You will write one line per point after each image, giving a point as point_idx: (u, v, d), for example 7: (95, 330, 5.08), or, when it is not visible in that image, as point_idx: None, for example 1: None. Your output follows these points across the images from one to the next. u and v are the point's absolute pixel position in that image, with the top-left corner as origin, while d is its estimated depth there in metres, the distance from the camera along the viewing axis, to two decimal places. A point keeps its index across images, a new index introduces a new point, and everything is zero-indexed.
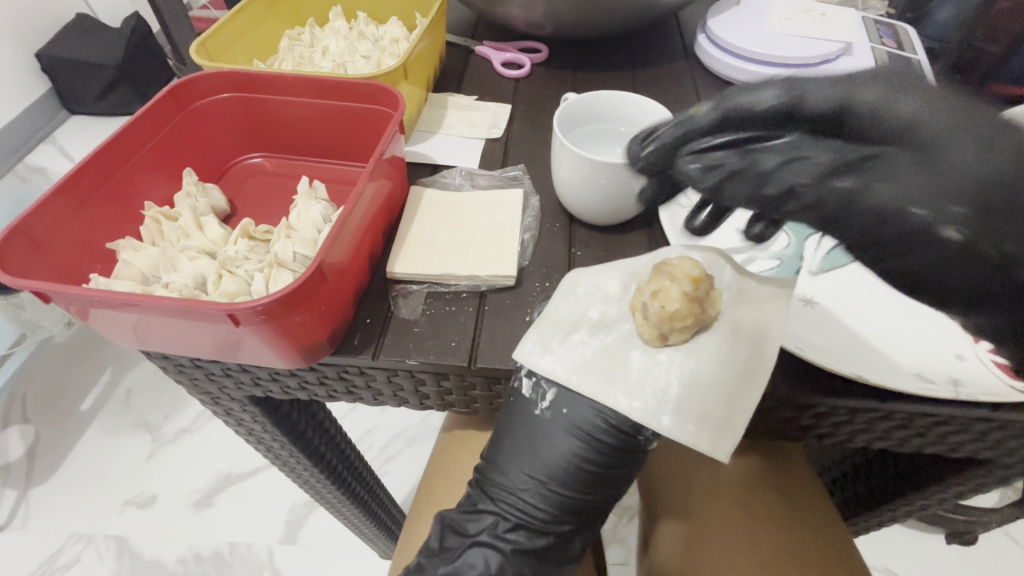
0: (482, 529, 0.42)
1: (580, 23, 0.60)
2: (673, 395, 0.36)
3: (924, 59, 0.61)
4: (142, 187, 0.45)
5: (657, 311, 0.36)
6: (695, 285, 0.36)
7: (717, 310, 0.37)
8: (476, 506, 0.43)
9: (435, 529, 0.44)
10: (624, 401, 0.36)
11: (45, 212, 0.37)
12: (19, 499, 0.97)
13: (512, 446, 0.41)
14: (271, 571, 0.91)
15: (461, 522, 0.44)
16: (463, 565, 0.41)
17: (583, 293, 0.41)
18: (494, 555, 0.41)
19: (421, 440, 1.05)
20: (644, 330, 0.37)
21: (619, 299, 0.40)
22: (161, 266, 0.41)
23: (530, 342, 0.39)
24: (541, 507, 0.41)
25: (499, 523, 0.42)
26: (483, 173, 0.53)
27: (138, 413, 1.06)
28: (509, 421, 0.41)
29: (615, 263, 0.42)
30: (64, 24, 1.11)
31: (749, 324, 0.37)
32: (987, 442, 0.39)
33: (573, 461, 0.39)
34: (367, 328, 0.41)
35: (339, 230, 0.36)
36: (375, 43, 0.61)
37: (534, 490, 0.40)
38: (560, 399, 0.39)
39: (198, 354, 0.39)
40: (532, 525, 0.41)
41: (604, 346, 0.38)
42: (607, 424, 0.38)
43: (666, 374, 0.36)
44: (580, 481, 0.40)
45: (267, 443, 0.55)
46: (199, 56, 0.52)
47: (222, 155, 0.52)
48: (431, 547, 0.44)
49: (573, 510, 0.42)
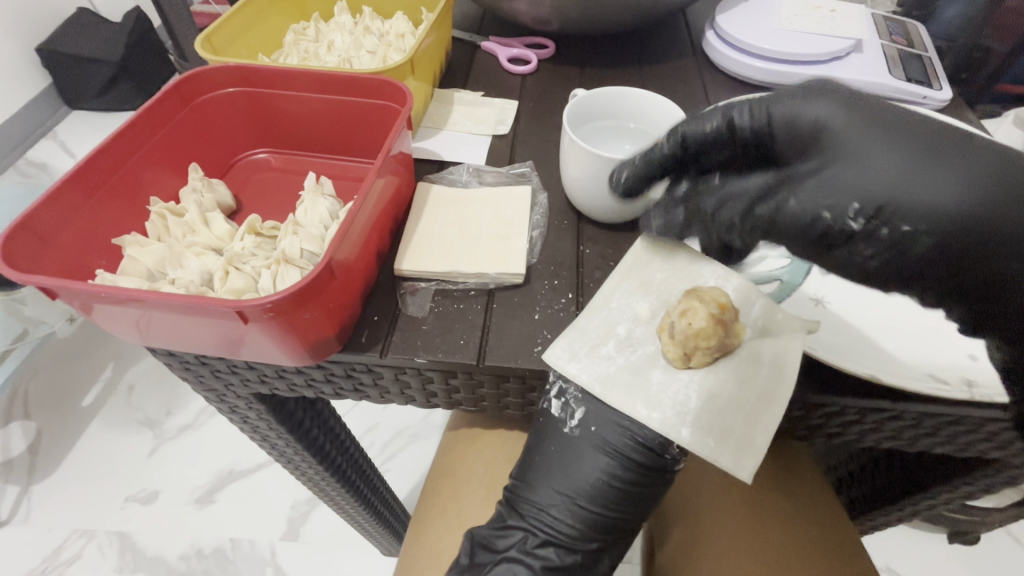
0: (511, 544, 0.43)
1: (587, 19, 0.60)
2: (692, 408, 0.36)
3: (934, 57, 0.61)
4: (148, 181, 0.45)
5: (683, 329, 0.36)
6: (721, 311, 0.36)
7: (740, 341, 0.37)
8: (506, 522, 0.44)
9: (466, 546, 0.45)
10: (643, 411, 0.36)
11: (51, 207, 0.37)
12: (21, 495, 0.97)
13: (542, 464, 0.41)
14: (273, 568, 0.91)
15: (490, 539, 0.44)
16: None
17: (615, 307, 0.41)
18: (523, 571, 0.41)
19: (423, 438, 1.05)
20: (669, 350, 0.37)
21: (648, 322, 0.40)
22: (167, 262, 0.40)
23: (558, 348, 0.38)
24: (570, 523, 0.41)
25: (528, 538, 0.42)
26: (490, 170, 0.53)
27: (140, 410, 1.06)
28: (540, 440, 0.41)
29: (647, 285, 0.42)
30: (63, 17, 1.10)
31: (770, 352, 0.37)
32: (996, 442, 0.39)
33: (602, 478, 0.39)
34: (375, 326, 0.41)
35: (347, 227, 0.36)
36: (380, 38, 0.61)
37: (563, 507, 0.41)
38: (588, 417, 0.39)
39: (205, 351, 0.39)
40: (560, 541, 0.41)
41: (628, 363, 0.38)
42: (635, 441, 0.38)
43: (685, 390, 0.37)
44: (610, 498, 0.40)
45: (272, 441, 0.54)
46: (204, 50, 0.51)
47: (227, 150, 0.52)
48: (462, 564, 0.44)
49: (603, 527, 0.41)
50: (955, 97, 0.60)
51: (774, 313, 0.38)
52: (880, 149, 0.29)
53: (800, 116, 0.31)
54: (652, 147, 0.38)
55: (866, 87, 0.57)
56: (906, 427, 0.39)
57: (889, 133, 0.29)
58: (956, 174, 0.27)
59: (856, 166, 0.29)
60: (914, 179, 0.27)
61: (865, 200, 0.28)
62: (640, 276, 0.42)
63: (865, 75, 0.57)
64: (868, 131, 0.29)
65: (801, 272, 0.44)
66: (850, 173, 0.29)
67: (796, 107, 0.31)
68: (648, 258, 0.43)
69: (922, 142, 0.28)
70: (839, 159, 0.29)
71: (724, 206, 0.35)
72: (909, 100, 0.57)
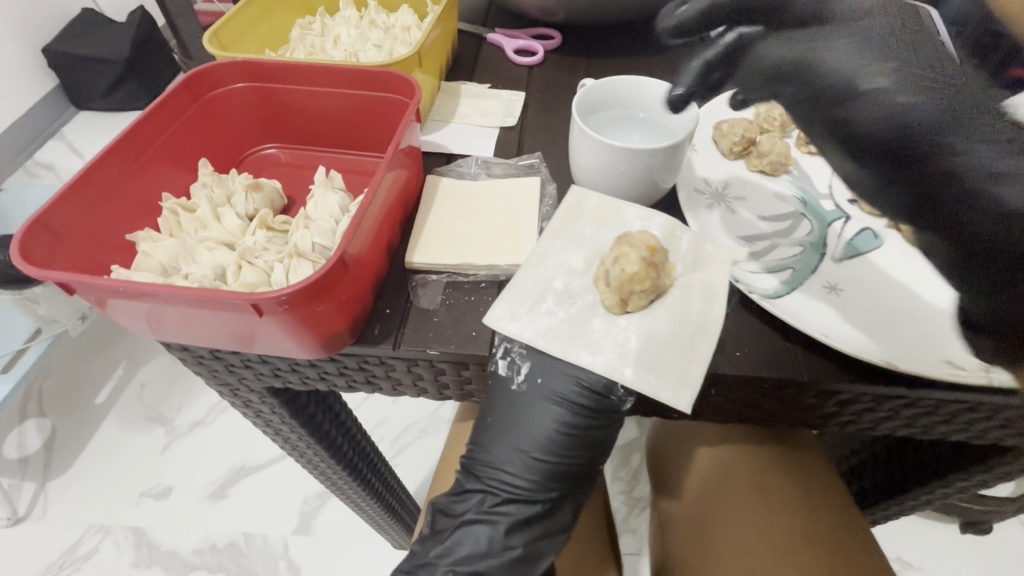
0: (469, 506, 0.43)
1: (593, 9, 0.59)
2: (632, 348, 0.38)
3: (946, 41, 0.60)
4: (160, 179, 0.45)
5: (617, 275, 0.38)
6: (651, 253, 0.39)
7: (673, 281, 0.40)
8: (463, 487, 0.44)
9: (428, 515, 0.45)
10: (586, 356, 0.38)
11: (66, 204, 0.37)
12: (37, 491, 0.98)
13: (495, 425, 0.41)
14: (286, 561, 0.92)
15: (449, 505, 0.44)
16: (453, 544, 0.42)
17: (549, 264, 0.42)
18: (484, 530, 0.42)
19: (432, 432, 1.05)
20: (606, 297, 0.39)
21: (583, 273, 0.41)
22: (180, 258, 0.41)
23: (498, 309, 0.39)
24: (525, 478, 0.41)
25: (485, 499, 0.42)
26: (498, 162, 0.52)
27: (152, 407, 1.07)
28: (487, 402, 0.41)
29: (579, 239, 0.43)
30: (70, 19, 1.10)
31: (698, 285, 0.40)
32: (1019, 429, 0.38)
33: (552, 428, 0.40)
34: (387, 319, 0.41)
35: (359, 219, 0.36)
36: (386, 32, 0.61)
37: (518, 462, 0.41)
38: (534, 370, 0.39)
39: (222, 345, 0.39)
40: (518, 496, 0.41)
41: (568, 316, 0.39)
42: (580, 388, 0.38)
43: (624, 332, 0.39)
44: (564, 448, 0.40)
45: (285, 435, 0.55)
46: (210, 45, 0.52)
47: (237, 145, 0.52)
48: (423, 533, 0.45)
49: (559, 476, 0.41)
50: None
51: (702, 246, 0.42)
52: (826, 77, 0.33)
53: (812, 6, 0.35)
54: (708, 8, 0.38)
55: None
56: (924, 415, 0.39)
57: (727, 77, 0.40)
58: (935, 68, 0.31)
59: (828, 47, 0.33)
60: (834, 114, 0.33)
61: (827, 91, 0.33)
62: (572, 233, 0.43)
63: None
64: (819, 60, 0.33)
65: (815, 259, 0.43)
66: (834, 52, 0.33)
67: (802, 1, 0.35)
68: (576, 215, 0.44)
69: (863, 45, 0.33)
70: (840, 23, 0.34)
71: (755, 65, 0.36)
72: None
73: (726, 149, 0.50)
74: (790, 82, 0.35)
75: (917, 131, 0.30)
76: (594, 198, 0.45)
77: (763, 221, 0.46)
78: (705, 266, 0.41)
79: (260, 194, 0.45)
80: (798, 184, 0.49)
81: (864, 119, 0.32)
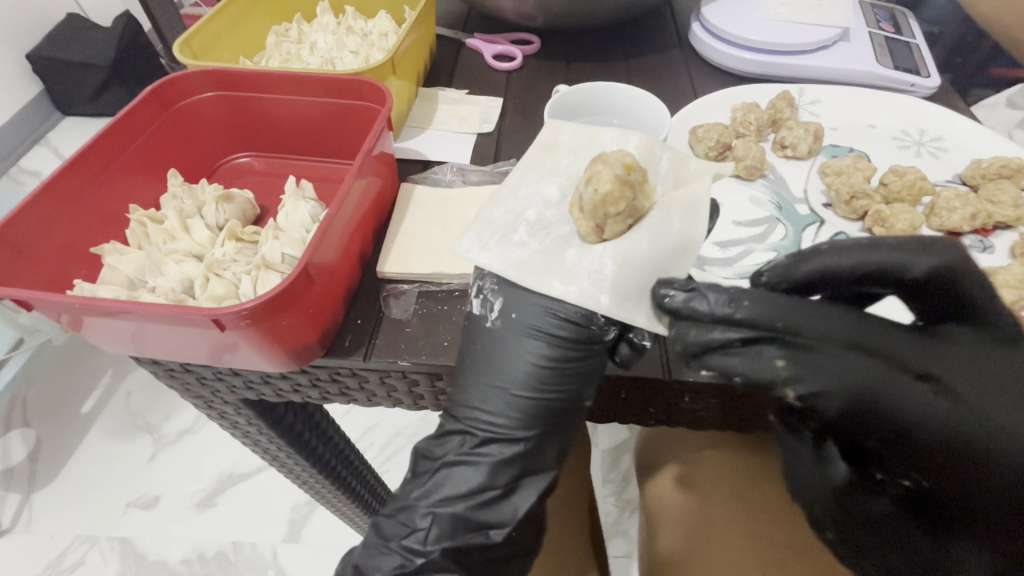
0: (449, 450, 0.40)
1: (572, 13, 0.59)
2: (608, 274, 0.36)
3: (922, 44, 0.60)
4: (127, 190, 0.45)
5: (591, 197, 0.36)
6: (626, 171, 0.37)
7: (652, 204, 0.38)
8: (442, 429, 0.40)
9: (410, 461, 0.43)
10: (560, 287, 0.37)
11: (28, 218, 0.37)
12: (22, 502, 0.97)
13: (471, 364, 0.38)
14: (274, 569, 0.92)
15: (430, 449, 0.41)
16: (434, 486, 0.39)
17: (522, 195, 0.41)
18: (467, 471, 0.38)
19: (422, 436, 1.05)
20: (581, 225, 0.37)
21: (558, 204, 0.40)
22: (147, 271, 0.40)
23: (466, 241, 0.39)
24: (506, 415, 0.38)
25: (466, 441, 0.39)
26: (473, 169, 0.52)
27: (139, 415, 1.06)
28: (462, 345, 0.39)
29: (554, 170, 0.42)
30: (52, 21, 1.08)
31: (682, 200, 0.39)
32: (982, 507, 0.36)
33: (531, 363, 0.37)
34: (359, 329, 0.40)
35: (325, 232, 0.36)
36: (363, 38, 0.60)
37: (497, 401, 0.38)
38: (508, 305, 0.38)
39: (190, 360, 0.39)
40: (499, 435, 0.38)
41: (542, 247, 0.38)
42: (557, 317, 0.37)
43: (600, 259, 0.37)
44: (546, 386, 0.38)
45: (264, 445, 0.54)
46: (181, 54, 0.51)
47: (209, 155, 0.51)
48: (408, 474, 0.42)
49: (542, 415, 0.38)
50: (944, 84, 0.59)
51: (686, 164, 0.40)
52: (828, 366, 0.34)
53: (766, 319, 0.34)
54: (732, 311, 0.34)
55: (854, 76, 0.57)
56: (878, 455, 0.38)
57: (744, 298, 0.35)
58: (961, 404, 0.34)
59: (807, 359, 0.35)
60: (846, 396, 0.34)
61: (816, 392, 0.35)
62: (547, 165, 0.42)
63: (851, 64, 0.56)
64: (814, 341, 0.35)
65: None
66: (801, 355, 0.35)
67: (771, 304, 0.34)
68: (552, 146, 0.43)
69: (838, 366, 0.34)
70: (870, 391, 0.34)
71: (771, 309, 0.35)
72: (898, 89, 0.57)
73: (701, 153, 0.50)
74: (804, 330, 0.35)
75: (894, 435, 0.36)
76: (568, 127, 0.43)
77: (739, 226, 0.46)
78: (686, 183, 0.40)
79: (231, 205, 0.45)
80: (773, 189, 0.49)
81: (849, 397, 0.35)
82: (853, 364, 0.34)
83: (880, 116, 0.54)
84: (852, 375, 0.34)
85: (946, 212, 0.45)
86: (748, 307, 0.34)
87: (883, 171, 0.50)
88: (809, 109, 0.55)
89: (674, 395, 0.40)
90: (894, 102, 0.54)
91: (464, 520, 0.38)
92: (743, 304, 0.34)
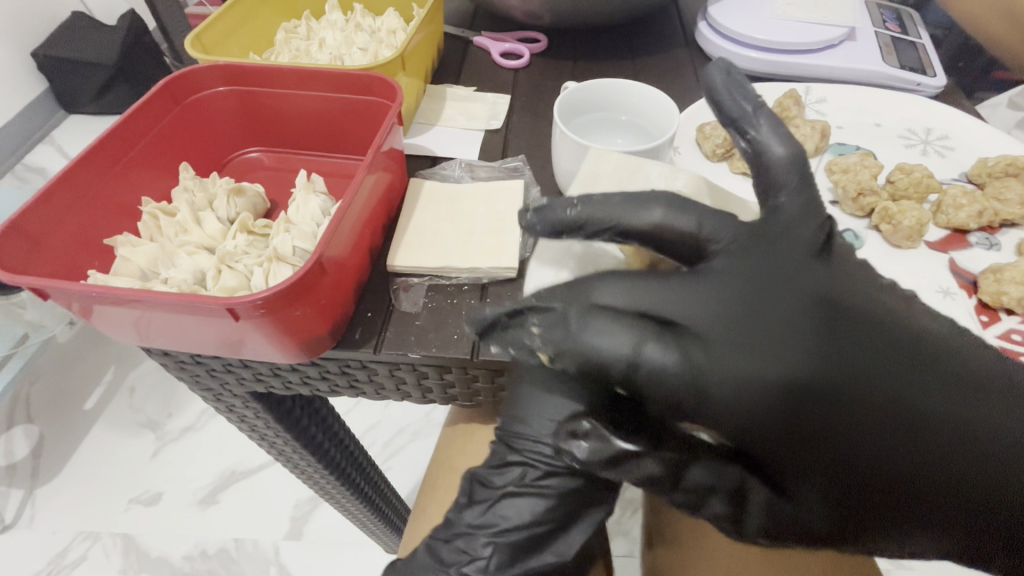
0: (510, 481, 0.41)
1: (579, 12, 0.59)
2: None
3: (928, 43, 0.60)
4: (139, 183, 0.45)
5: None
6: None
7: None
8: (503, 460, 0.42)
9: (464, 485, 0.44)
10: None
11: (43, 210, 0.37)
12: (24, 498, 0.97)
13: (538, 395, 0.39)
14: (276, 566, 0.92)
15: (488, 476, 0.42)
16: (493, 519, 0.41)
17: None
18: (530, 502, 0.40)
19: (425, 435, 1.05)
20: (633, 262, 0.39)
21: None
22: (159, 262, 0.40)
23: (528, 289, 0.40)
24: None
25: (528, 473, 0.41)
26: (482, 164, 0.52)
27: (142, 412, 1.06)
28: (527, 376, 0.39)
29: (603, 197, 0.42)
30: (58, 20, 1.09)
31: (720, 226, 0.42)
32: (888, 462, 0.32)
33: None
34: (369, 322, 0.41)
35: (337, 224, 0.36)
36: (372, 35, 0.61)
37: None
38: None
39: (203, 351, 0.39)
40: (561, 468, 0.40)
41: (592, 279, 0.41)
42: None
43: None
44: None
45: (271, 440, 0.54)
46: (193, 50, 0.51)
47: (220, 150, 0.52)
48: (461, 502, 0.44)
49: None
50: (949, 83, 0.60)
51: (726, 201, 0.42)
52: (604, 330, 0.30)
53: (559, 311, 0.31)
54: (544, 312, 0.31)
55: (860, 76, 0.57)
56: (811, 468, 0.33)
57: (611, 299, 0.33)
58: (859, 369, 0.32)
59: (565, 348, 0.30)
60: (678, 378, 0.31)
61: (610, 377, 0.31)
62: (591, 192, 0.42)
63: (858, 63, 0.57)
64: (580, 313, 0.31)
65: None
66: (606, 318, 0.30)
67: (577, 294, 0.33)
68: (595, 180, 0.42)
69: (617, 332, 0.30)
70: (685, 368, 0.31)
71: (571, 302, 0.32)
72: (904, 88, 0.57)
73: (708, 150, 0.51)
74: (589, 332, 0.30)
75: (770, 406, 0.32)
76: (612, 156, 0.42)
77: None
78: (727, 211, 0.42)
79: (242, 199, 0.45)
80: None
81: (717, 370, 0.32)
82: (780, 352, 0.32)
83: (887, 114, 0.54)
84: (657, 342, 0.31)
85: (953, 209, 0.45)
86: (566, 297, 0.32)
87: (891, 169, 0.50)
88: (816, 108, 0.55)
89: None
90: (901, 101, 0.54)
91: (523, 548, 0.41)
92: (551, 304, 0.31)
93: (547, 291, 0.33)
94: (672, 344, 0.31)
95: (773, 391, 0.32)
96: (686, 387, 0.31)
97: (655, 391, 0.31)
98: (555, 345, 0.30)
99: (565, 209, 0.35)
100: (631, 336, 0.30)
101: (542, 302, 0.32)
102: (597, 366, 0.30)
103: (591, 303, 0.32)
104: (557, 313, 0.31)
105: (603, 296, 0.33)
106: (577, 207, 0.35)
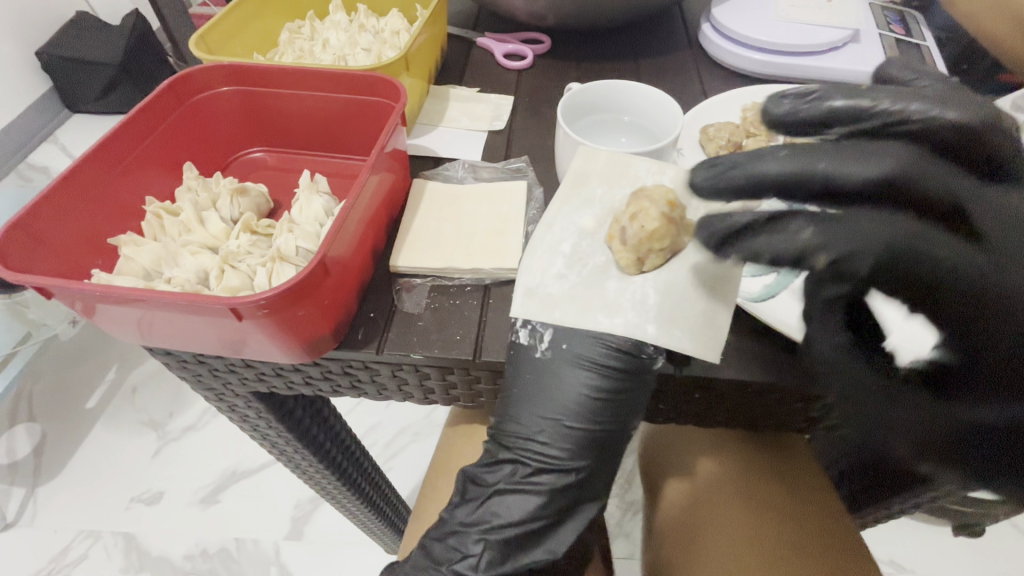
0: (501, 477, 0.42)
1: (583, 13, 0.59)
2: (651, 304, 0.38)
3: (932, 46, 0.60)
4: (143, 183, 0.45)
5: (637, 233, 0.38)
6: (671, 208, 0.38)
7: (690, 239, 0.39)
8: (495, 457, 0.43)
9: (458, 484, 0.45)
10: (604, 320, 0.38)
11: (47, 208, 0.37)
12: (26, 496, 0.97)
13: (522, 392, 0.40)
14: (277, 566, 0.92)
15: (480, 474, 0.43)
16: (486, 515, 0.41)
17: (559, 229, 0.41)
18: (521, 500, 0.41)
19: (426, 435, 1.05)
20: (621, 257, 0.38)
21: (594, 233, 0.41)
22: (163, 262, 0.40)
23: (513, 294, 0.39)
24: (560, 445, 0.40)
25: (519, 469, 0.41)
26: (485, 165, 0.52)
27: (144, 411, 1.06)
28: (511, 373, 0.40)
29: (589, 201, 0.42)
30: (63, 20, 1.09)
31: None
32: None
33: (584, 393, 0.39)
34: (371, 323, 0.41)
35: (341, 224, 0.36)
36: (375, 36, 0.61)
37: (550, 431, 0.40)
38: (559, 336, 0.39)
39: (205, 350, 0.39)
40: (551, 465, 0.40)
41: (580, 278, 0.39)
42: (607, 348, 0.38)
43: (642, 289, 0.38)
44: (597, 413, 0.39)
45: (273, 440, 0.54)
46: (197, 50, 0.51)
47: (223, 149, 0.52)
48: (454, 501, 0.44)
49: (591, 445, 0.40)
50: None
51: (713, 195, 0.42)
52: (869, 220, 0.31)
53: (809, 180, 0.30)
54: (802, 222, 0.31)
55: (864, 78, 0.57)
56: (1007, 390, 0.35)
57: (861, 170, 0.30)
58: None
59: (885, 261, 0.31)
60: (942, 280, 0.31)
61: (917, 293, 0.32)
62: (581, 196, 0.43)
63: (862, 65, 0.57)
64: (907, 230, 0.31)
65: None
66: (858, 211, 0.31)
67: (817, 168, 0.30)
68: (585, 179, 0.43)
69: (862, 232, 0.30)
70: (909, 247, 0.30)
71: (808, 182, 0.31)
72: None
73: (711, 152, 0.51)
74: (802, 235, 0.31)
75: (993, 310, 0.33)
76: (600, 155, 0.44)
77: None
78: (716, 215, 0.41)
79: (246, 199, 0.45)
80: None
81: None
82: (983, 255, 0.32)
83: None
84: (895, 231, 0.30)
85: None
86: (825, 173, 0.30)
87: None
88: None
89: (686, 392, 0.40)
90: None
91: (515, 547, 0.41)
92: (821, 173, 0.30)
93: (798, 160, 0.31)
94: (938, 237, 0.31)
95: (991, 296, 0.32)
96: (911, 286, 0.32)
97: (972, 304, 0.32)
98: (822, 250, 0.31)
99: (776, 167, 0.31)
100: (908, 226, 0.31)
101: (791, 181, 0.31)
102: (860, 252, 0.30)
103: (850, 177, 0.30)
104: (813, 197, 0.31)
105: (865, 157, 0.30)
106: (775, 161, 0.31)
